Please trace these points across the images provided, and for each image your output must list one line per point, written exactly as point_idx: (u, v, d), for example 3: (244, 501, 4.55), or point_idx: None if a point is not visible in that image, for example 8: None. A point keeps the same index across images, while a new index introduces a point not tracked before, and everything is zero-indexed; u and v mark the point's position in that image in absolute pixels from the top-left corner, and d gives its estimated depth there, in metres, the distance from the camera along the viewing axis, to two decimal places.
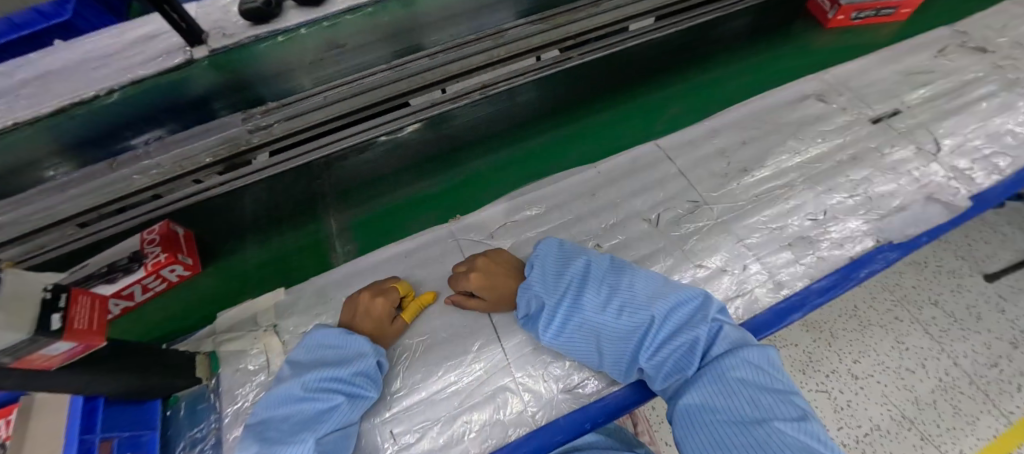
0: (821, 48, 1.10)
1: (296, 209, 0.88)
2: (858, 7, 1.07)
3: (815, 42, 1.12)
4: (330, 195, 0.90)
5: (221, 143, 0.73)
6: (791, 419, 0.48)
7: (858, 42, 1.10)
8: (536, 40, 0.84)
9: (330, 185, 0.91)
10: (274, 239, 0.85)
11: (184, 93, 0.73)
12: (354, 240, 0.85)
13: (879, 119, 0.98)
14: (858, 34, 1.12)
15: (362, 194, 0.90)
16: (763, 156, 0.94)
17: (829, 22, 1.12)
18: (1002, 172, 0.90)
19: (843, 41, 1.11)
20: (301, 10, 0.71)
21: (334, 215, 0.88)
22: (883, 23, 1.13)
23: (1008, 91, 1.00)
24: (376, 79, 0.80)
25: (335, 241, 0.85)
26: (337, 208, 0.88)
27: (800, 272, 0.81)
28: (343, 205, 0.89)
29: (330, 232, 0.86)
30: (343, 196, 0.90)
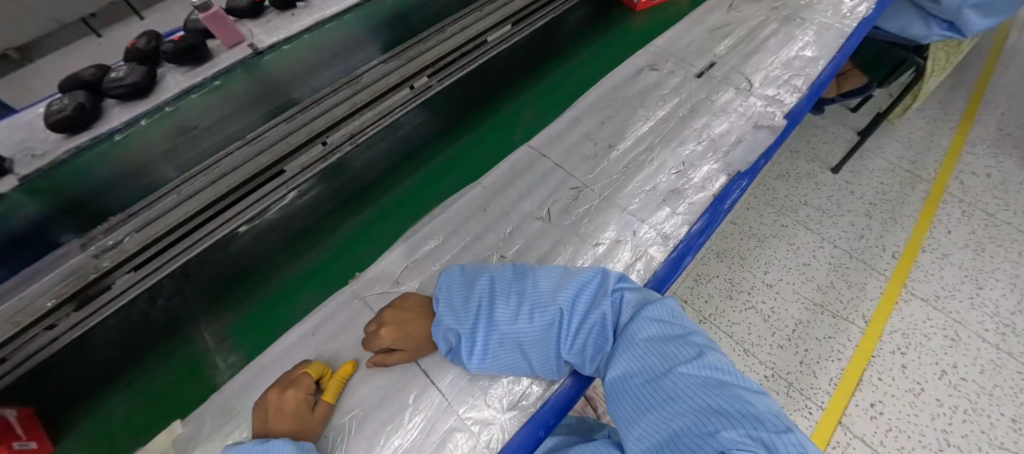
0: (639, 29, 1.23)
1: (158, 337, 0.76)
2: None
3: (633, 25, 1.25)
4: (200, 305, 0.80)
5: (65, 276, 0.68)
6: (691, 361, 0.54)
7: (663, 19, 1.25)
8: (391, 77, 0.90)
9: (200, 291, 0.80)
10: (138, 381, 0.74)
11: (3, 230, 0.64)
12: (237, 347, 0.78)
13: (702, 72, 1.11)
14: (661, 12, 1.27)
15: (238, 292, 0.82)
16: (622, 129, 1.02)
17: (637, 6, 1.26)
18: (801, 90, 1.07)
19: (652, 20, 1.25)
20: (123, 107, 0.72)
21: (207, 327, 0.78)
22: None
23: (785, 26, 1.19)
24: (235, 157, 0.80)
25: (213, 356, 0.76)
26: (211, 318, 0.79)
27: (679, 221, 0.90)
28: (221, 311, 0.80)
29: (207, 346, 0.77)
30: (219, 300, 0.81)
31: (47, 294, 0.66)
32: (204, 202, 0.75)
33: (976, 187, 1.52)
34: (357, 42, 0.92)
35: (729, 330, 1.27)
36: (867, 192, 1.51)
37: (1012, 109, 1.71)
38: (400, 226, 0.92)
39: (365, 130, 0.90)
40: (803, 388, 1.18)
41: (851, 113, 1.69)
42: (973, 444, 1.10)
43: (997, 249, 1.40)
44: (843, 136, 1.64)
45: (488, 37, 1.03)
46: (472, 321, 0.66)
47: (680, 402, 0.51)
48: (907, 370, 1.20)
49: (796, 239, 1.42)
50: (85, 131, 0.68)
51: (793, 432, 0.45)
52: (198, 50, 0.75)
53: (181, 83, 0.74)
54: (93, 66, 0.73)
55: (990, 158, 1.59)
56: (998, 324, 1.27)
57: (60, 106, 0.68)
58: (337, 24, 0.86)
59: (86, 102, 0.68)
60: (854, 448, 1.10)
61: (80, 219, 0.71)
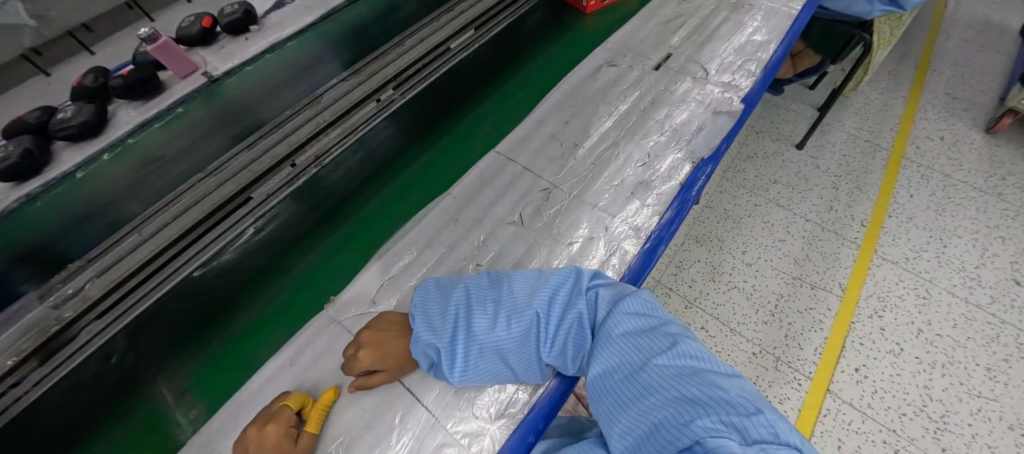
0: (591, 31, 1.29)
1: (117, 392, 0.76)
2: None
3: (585, 27, 1.30)
4: (160, 356, 0.79)
5: (28, 330, 0.66)
6: (665, 352, 0.54)
7: (613, 19, 1.31)
8: (354, 94, 0.91)
9: (163, 337, 0.80)
10: (100, 444, 0.73)
11: None
12: (199, 400, 0.78)
13: (659, 64, 1.13)
14: (610, 12, 1.33)
15: (198, 338, 0.82)
16: (586, 127, 1.03)
17: (587, 8, 1.31)
18: (755, 74, 1.10)
19: (603, 21, 1.31)
20: (75, 148, 0.69)
21: (165, 381, 0.78)
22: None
23: (735, 14, 1.23)
24: (197, 189, 0.78)
25: (174, 413, 0.76)
26: (173, 368, 0.79)
27: (650, 212, 0.91)
28: (184, 358, 0.80)
29: (166, 404, 0.77)
30: (187, 342, 0.81)
31: (9, 351, 0.65)
32: (169, 238, 0.74)
33: (931, 151, 1.58)
34: (319, 60, 0.90)
35: (715, 312, 1.29)
36: (832, 165, 1.56)
37: (958, 74, 1.79)
38: (365, 252, 0.94)
39: (330, 151, 0.89)
40: (790, 361, 1.21)
41: (809, 91, 1.75)
42: (953, 396, 1.14)
43: (956, 208, 1.45)
44: (804, 114, 1.69)
45: (450, 45, 1.05)
46: (450, 333, 0.66)
47: (657, 395, 0.51)
48: (885, 332, 1.24)
49: (770, 216, 1.46)
50: (35, 177, 0.66)
51: (763, 413, 0.45)
52: (150, 83, 0.73)
53: (134, 118, 0.72)
54: (37, 109, 0.70)
55: (942, 122, 1.65)
56: (964, 279, 1.32)
57: (5, 152, 0.65)
58: (297, 43, 0.84)
59: (34, 147, 0.66)
60: (842, 414, 1.13)
61: (37, 267, 0.68)
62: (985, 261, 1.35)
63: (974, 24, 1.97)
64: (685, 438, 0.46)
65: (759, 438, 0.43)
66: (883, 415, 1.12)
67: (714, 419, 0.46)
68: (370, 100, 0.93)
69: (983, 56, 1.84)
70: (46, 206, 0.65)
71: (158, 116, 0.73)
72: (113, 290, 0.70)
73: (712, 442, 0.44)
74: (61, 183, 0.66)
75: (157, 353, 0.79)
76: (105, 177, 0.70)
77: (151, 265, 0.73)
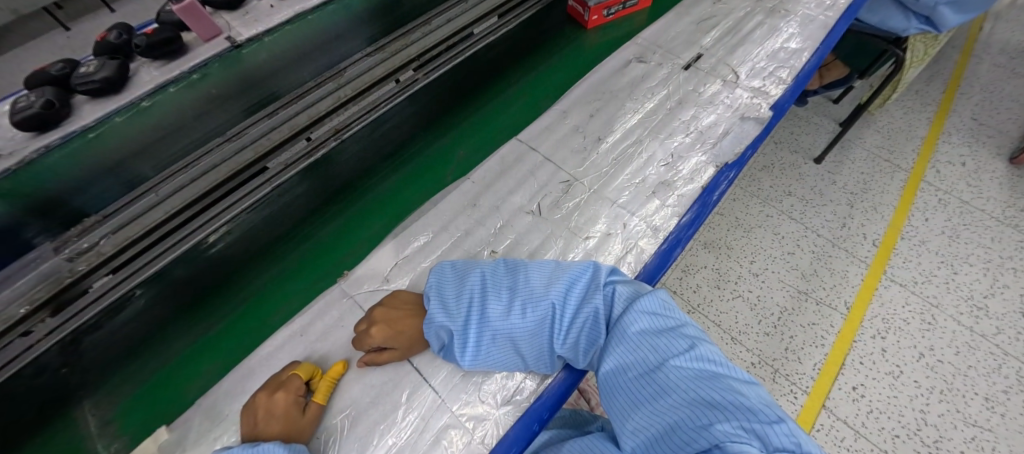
0: (592, 46, 1.20)
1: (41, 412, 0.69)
2: (605, 5, 1.18)
3: (587, 41, 1.21)
4: (122, 354, 0.75)
5: (42, 280, 0.67)
6: (683, 353, 0.54)
7: (618, 35, 1.22)
8: (377, 70, 0.90)
9: (158, 309, 0.78)
10: None
11: None
12: (124, 431, 0.70)
13: (689, 64, 1.11)
14: (615, 28, 1.23)
15: (182, 326, 0.78)
16: (610, 123, 1.02)
17: (589, 23, 1.22)
18: (786, 81, 1.08)
19: (605, 37, 1.22)
20: (95, 103, 0.67)
21: (114, 392, 0.72)
22: (634, 12, 1.26)
23: (770, 18, 1.20)
24: (216, 154, 0.77)
25: (94, 444, 0.68)
26: (119, 378, 0.73)
27: (669, 212, 0.90)
28: (143, 363, 0.75)
29: (88, 432, 0.69)
30: (179, 315, 0.79)
31: (22, 299, 0.66)
32: (185, 201, 0.75)
33: (952, 176, 1.55)
34: (344, 33, 0.87)
35: (717, 319, 1.28)
36: (849, 182, 1.54)
37: (987, 99, 1.75)
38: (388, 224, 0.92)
39: (350, 125, 0.91)
40: (789, 374, 1.20)
41: (833, 104, 1.72)
42: (949, 423, 1.13)
43: (971, 235, 1.43)
44: (826, 127, 1.66)
45: (474, 30, 1.05)
46: (463, 316, 0.66)
47: (673, 395, 0.51)
48: (887, 354, 1.23)
49: (781, 228, 1.44)
50: (54, 129, 0.64)
51: (784, 422, 0.45)
52: (174, 44, 0.70)
53: (157, 78, 0.69)
54: (61, 61, 0.68)
55: (965, 147, 1.63)
56: (972, 308, 1.30)
57: (26, 102, 0.63)
58: (322, 14, 0.81)
59: (56, 99, 0.64)
60: (836, 430, 1.13)
61: (55, 220, 0.68)
62: (995, 291, 1.33)
63: (1008, 49, 1.93)
64: (702, 441, 0.46)
65: (779, 447, 0.43)
66: (876, 436, 1.12)
67: (735, 425, 0.46)
68: (392, 80, 0.94)
69: (1015, 82, 1.80)
70: (60, 160, 0.64)
71: (178, 78, 0.70)
72: (125, 249, 0.71)
73: (731, 447, 0.44)
74: (79, 138, 0.64)
75: (160, 323, 0.78)
76: (117, 139, 0.68)
77: (165, 226, 0.74)
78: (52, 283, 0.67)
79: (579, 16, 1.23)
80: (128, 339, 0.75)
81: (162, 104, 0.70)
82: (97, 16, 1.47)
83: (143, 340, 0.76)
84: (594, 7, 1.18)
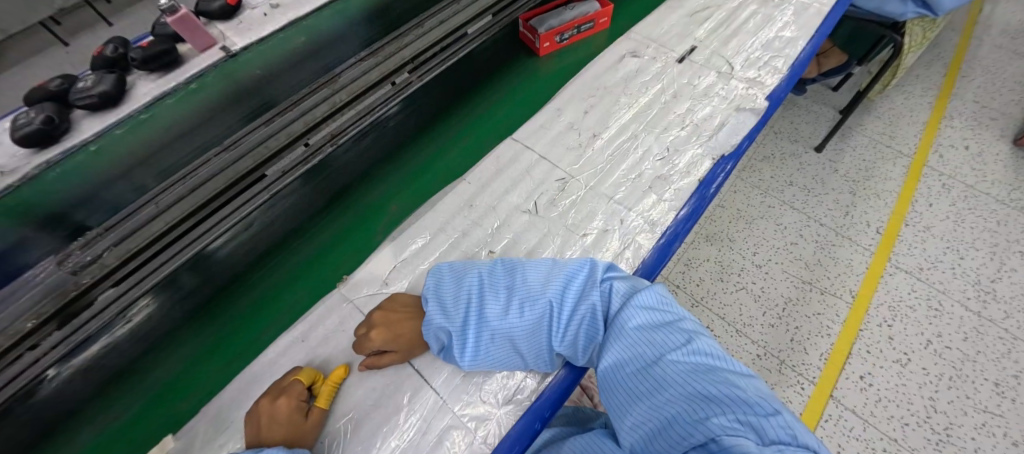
0: (546, 74, 1.14)
1: None
2: (557, 32, 1.12)
3: (541, 69, 1.15)
4: (121, 368, 0.74)
5: (46, 295, 0.67)
6: (679, 348, 0.55)
7: (572, 62, 1.15)
8: (371, 74, 0.91)
9: (159, 325, 0.78)
10: None
11: None
12: None
13: (682, 58, 1.11)
14: (570, 54, 1.17)
15: (187, 333, 0.78)
16: (605, 119, 1.02)
17: (540, 50, 1.15)
18: (781, 71, 1.08)
19: (559, 63, 1.15)
20: (95, 117, 0.68)
21: (118, 404, 0.72)
22: (591, 36, 1.19)
23: (764, 8, 1.20)
24: (212, 164, 0.77)
25: None
26: (118, 394, 0.73)
27: (666, 207, 0.90)
28: (143, 376, 0.74)
29: None
30: (186, 324, 0.79)
31: (27, 314, 0.66)
32: (185, 212, 0.76)
33: (955, 160, 1.54)
34: (339, 38, 0.86)
35: (721, 312, 1.28)
36: (851, 170, 1.53)
37: (989, 81, 1.74)
38: (391, 223, 0.93)
39: (345, 130, 0.94)
40: (795, 364, 1.20)
41: (831, 92, 1.71)
42: (958, 409, 1.13)
43: (976, 220, 1.42)
44: (826, 115, 1.65)
45: (468, 30, 1.07)
46: (462, 317, 0.66)
47: (670, 389, 0.52)
48: (893, 342, 1.22)
49: (783, 219, 1.44)
50: (54, 146, 0.65)
51: (781, 413, 0.45)
52: (169, 56, 0.71)
53: (153, 91, 0.70)
54: (59, 77, 0.69)
55: (968, 130, 1.61)
56: (979, 293, 1.29)
57: (27, 118, 0.64)
58: (315, 21, 0.81)
59: (55, 115, 0.65)
60: (845, 421, 1.12)
61: (59, 232, 0.68)
62: (1002, 276, 1.32)
63: (1009, 29, 1.91)
64: (699, 435, 0.46)
65: (776, 439, 0.43)
66: (885, 424, 1.11)
67: (731, 418, 0.46)
68: (387, 83, 0.96)
69: (1017, 63, 1.78)
70: (61, 175, 0.64)
71: (177, 89, 0.71)
72: (126, 263, 0.72)
73: (727, 440, 0.44)
74: (80, 152, 0.65)
75: (159, 337, 0.77)
76: (117, 153, 0.68)
77: (166, 236, 0.75)
78: (57, 298, 0.68)
79: (531, 43, 1.17)
80: (132, 350, 0.75)
81: (157, 117, 0.70)
82: (93, 29, 1.50)
83: (138, 358, 0.75)
84: (544, 33, 1.11)
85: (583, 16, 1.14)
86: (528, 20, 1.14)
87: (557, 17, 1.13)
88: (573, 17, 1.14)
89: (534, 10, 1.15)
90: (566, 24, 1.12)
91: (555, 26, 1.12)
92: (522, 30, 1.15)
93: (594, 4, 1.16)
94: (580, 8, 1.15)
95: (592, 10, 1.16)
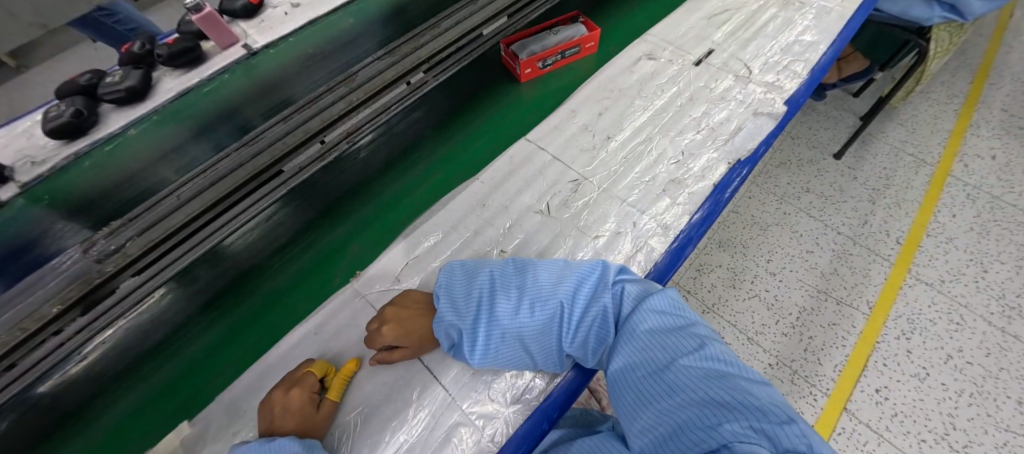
0: (528, 102, 1.10)
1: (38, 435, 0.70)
2: (539, 58, 1.09)
3: (525, 93, 1.12)
4: (147, 349, 0.78)
5: (70, 283, 0.67)
6: (692, 353, 0.54)
7: (555, 88, 1.12)
8: (388, 73, 0.90)
9: (177, 312, 0.81)
10: None
11: (13, 239, 0.65)
12: None
13: (699, 60, 1.10)
14: (553, 81, 1.13)
15: (203, 322, 0.81)
16: (619, 121, 1.01)
17: (522, 77, 1.12)
18: (801, 75, 1.06)
19: (541, 90, 1.12)
20: (122, 111, 0.70)
21: (136, 389, 0.75)
22: (576, 61, 1.16)
23: (784, 11, 1.19)
24: (230, 160, 0.78)
25: None
26: (141, 377, 0.76)
27: (680, 211, 0.89)
28: (165, 358, 0.78)
29: None
30: (200, 316, 0.82)
31: (53, 299, 0.66)
32: (205, 204, 0.75)
33: (981, 170, 1.50)
34: (355, 39, 0.89)
35: (733, 319, 1.27)
36: (870, 178, 1.50)
37: (1018, 89, 1.69)
38: (412, 212, 0.94)
39: (361, 127, 0.91)
40: (808, 375, 1.18)
41: (853, 97, 1.68)
42: (978, 427, 1.10)
43: (1001, 231, 1.38)
44: (845, 122, 1.62)
45: (483, 31, 1.04)
46: (472, 315, 0.67)
47: (682, 394, 0.52)
48: (911, 356, 1.20)
49: (799, 227, 1.42)
50: (82, 137, 0.67)
51: (796, 422, 0.45)
52: (193, 54, 0.73)
53: (177, 86, 0.72)
54: (88, 72, 0.70)
55: (995, 139, 1.57)
56: (1004, 308, 1.26)
57: (58, 111, 0.66)
58: (330, 22, 0.83)
59: (84, 108, 0.67)
60: (859, 434, 1.10)
61: (83, 221, 0.71)
62: None
63: None
64: (712, 441, 0.46)
65: (791, 447, 0.43)
66: (900, 439, 1.09)
67: (744, 425, 0.46)
68: (404, 82, 0.94)
69: None
70: (90, 166, 0.67)
71: (199, 85, 0.73)
72: (145, 254, 0.71)
73: (740, 447, 0.44)
74: (104, 145, 0.67)
75: (173, 326, 0.80)
76: (141, 147, 0.71)
77: (186, 229, 0.74)
78: (80, 285, 0.67)
79: (513, 69, 1.13)
80: (154, 335, 0.79)
81: (178, 113, 0.72)
82: None
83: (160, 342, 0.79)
84: (525, 59, 1.08)
85: (568, 41, 1.11)
86: (509, 45, 1.11)
87: (540, 42, 1.10)
88: (557, 43, 1.11)
89: (516, 34, 1.11)
90: (550, 50, 1.09)
91: (537, 52, 1.10)
92: (504, 55, 1.13)
93: (581, 28, 1.12)
94: (566, 32, 1.12)
95: (579, 34, 1.12)
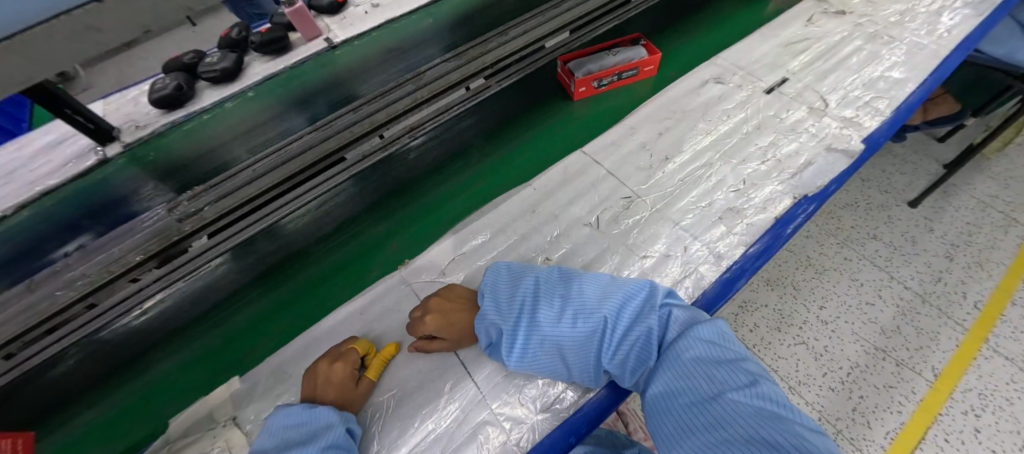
0: (579, 120, 1.08)
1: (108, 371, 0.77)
2: (595, 77, 1.07)
3: (576, 111, 1.10)
4: (212, 305, 0.84)
5: (152, 237, 0.73)
6: (741, 388, 0.52)
7: (609, 107, 1.09)
8: (452, 76, 0.92)
9: (239, 275, 0.87)
10: (86, 413, 0.74)
11: (110, 192, 0.72)
12: (152, 406, 0.75)
13: (771, 88, 1.07)
14: (606, 101, 1.11)
15: (259, 287, 0.86)
16: (680, 143, 0.99)
17: (576, 94, 1.10)
18: (883, 113, 1.00)
19: (594, 109, 1.10)
20: (215, 89, 0.76)
21: (197, 340, 0.80)
22: (632, 83, 1.13)
23: (870, 44, 1.13)
24: (301, 142, 0.83)
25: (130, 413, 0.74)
26: (203, 330, 0.82)
27: (735, 241, 0.86)
28: (226, 315, 0.83)
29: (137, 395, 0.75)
30: (256, 282, 0.86)
31: (136, 249, 0.72)
32: (275, 181, 0.80)
33: None
34: (425, 40, 0.93)
35: (774, 363, 1.21)
36: (949, 231, 1.38)
37: None
38: (463, 210, 0.94)
39: (424, 123, 0.94)
40: (855, 438, 1.10)
41: (936, 142, 1.56)
42: None
43: None
44: (926, 168, 1.51)
45: (546, 44, 1.04)
46: (514, 319, 0.68)
47: (728, 430, 0.49)
48: (979, 435, 1.08)
49: (861, 275, 1.32)
50: (178, 110, 0.74)
51: None
52: (281, 43, 0.79)
53: (265, 71, 0.78)
54: (190, 52, 0.78)
55: None
56: None
57: (162, 84, 0.73)
58: (403, 25, 0.87)
59: (184, 83, 0.74)
60: None
61: (169, 184, 0.77)
62: None
63: None
64: None
65: None
66: None
67: None
68: (462, 88, 0.96)
69: None
70: (184, 132, 0.74)
71: (280, 73, 0.79)
72: (217, 220, 0.76)
73: None
74: (190, 121, 0.74)
75: (230, 291, 0.86)
76: (226, 122, 0.77)
77: (255, 201, 0.79)
78: (160, 240, 0.73)
79: (567, 87, 1.12)
80: (218, 292, 0.85)
81: (261, 97, 0.78)
82: None
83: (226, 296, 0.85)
84: (582, 77, 1.06)
85: (626, 63, 1.09)
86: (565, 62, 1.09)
87: (598, 62, 1.09)
88: (614, 64, 1.09)
89: (573, 53, 1.10)
90: (607, 70, 1.07)
91: (593, 71, 1.08)
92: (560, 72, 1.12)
93: (641, 51, 1.10)
94: (624, 54, 1.10)
95: (638, 56, 1.10)
